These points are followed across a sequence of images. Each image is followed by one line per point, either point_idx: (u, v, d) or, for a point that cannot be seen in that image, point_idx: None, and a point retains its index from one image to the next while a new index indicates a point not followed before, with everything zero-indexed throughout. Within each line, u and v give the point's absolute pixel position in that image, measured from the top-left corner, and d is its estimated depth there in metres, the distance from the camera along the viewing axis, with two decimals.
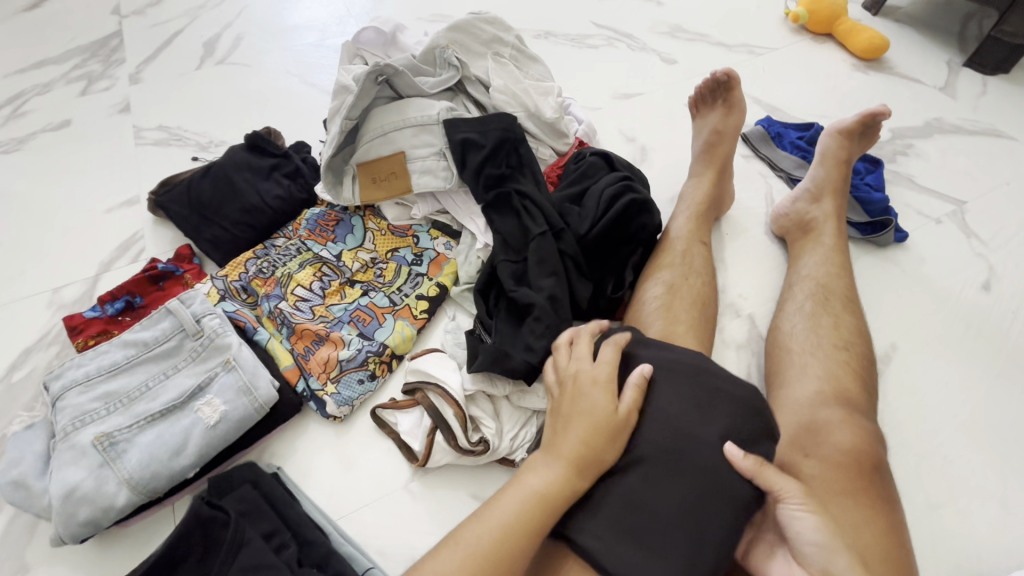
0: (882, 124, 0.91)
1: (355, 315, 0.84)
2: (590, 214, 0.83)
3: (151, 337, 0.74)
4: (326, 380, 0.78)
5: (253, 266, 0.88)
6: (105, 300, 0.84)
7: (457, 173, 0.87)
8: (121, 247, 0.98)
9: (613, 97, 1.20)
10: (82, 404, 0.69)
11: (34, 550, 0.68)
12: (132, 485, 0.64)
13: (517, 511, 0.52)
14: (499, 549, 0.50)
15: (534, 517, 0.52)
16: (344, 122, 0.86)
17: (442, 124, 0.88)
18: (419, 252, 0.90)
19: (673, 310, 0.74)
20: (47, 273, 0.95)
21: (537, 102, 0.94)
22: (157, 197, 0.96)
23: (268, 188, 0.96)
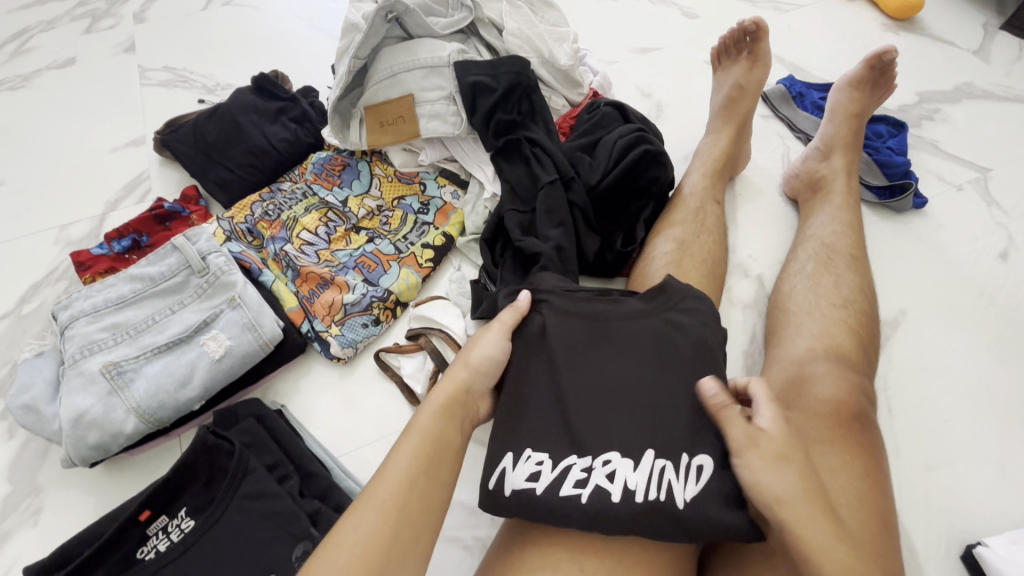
0: (895, 64, 0.89)
1: (361, 262, 0.83)
2: (602, 164, 0.81)
3: (157, 272, 0.74)
4: (331, 323, 0.78)
5: (260, 207, 0.88)
6: (111, 237, 0.84)
7: (467, 118, 0.85)
8: (127, 187, 0.98)
9: (631, 51, 1.16)
10: (90, 333, 0.69)
11: (46, 473, 0.70)
12: (140, 413, 0.66)
13: (418, 445, 0.51)
14: (411, 496, 0.48)
15: (432, 451, 0.51)
16: (352, 62, 0.84)
17: (452, 66, 0.85)
18: (426, 201, 0.89)
19: (684, 266, 0.72)
20: (54, 210, 0.95)
21: (552, 49, 0.90)
22: (163, 136, 0.95)
23: (275, 131, 0.94)
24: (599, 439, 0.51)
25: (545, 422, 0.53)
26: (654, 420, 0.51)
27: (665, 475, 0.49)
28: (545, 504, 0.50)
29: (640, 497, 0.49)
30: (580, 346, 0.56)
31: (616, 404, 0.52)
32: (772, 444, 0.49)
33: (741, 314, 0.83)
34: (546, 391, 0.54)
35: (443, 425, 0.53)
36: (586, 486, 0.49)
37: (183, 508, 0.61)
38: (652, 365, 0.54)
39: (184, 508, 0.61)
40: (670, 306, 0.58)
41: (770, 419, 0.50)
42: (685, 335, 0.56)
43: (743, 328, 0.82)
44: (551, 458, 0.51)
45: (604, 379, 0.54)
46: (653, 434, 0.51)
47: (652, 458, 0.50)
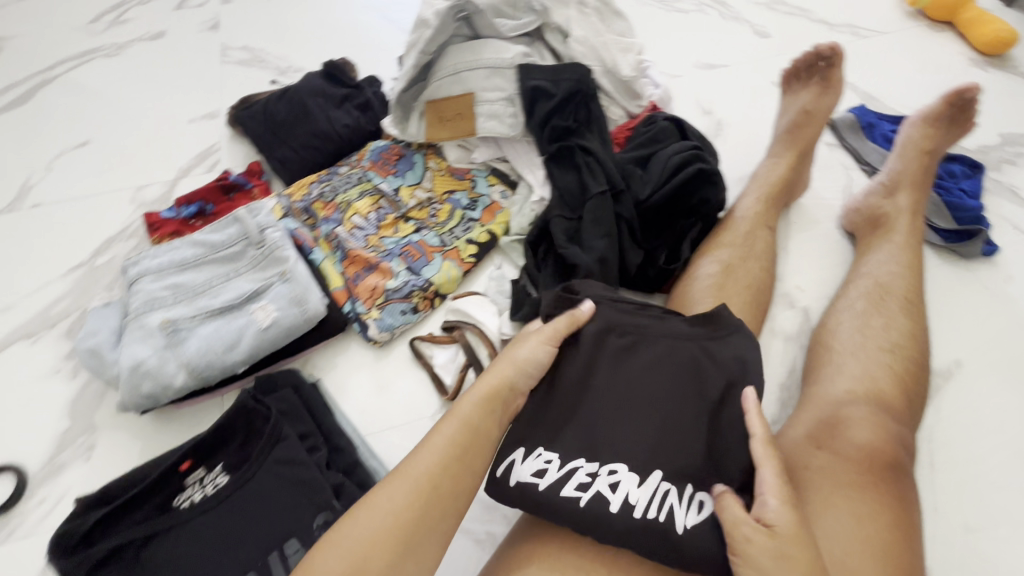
0: (975, 104, 0.85)
1: (406, 250, 0.86)
2: (654, 180, 0.81)
3: (219, 240, 0.79)
4: (371, 306, 0.81)
5: (317, 188, 0.92)
6: (181, 203, 0.92)
7: (524, 121, 0.86)
8: (199, 156, 1.04)
9: (696, 66, 1.14)
10: (153, 290, 0.74)
11: (102, 415, 0.76)
12: (189, 370, 0.70)
13: (458, 429, 0.52)
14: (443, 480, 0.49)
15: (471, 438, 0.52)
16: (419, 57, 0.85)
17: (515, 69, 0.86)
18: (475, 197, 0.91)
19: (726, 289, 0.71)
20: (133, 171, 1.02)
21: (616, 59, 0.90)
22: (238, 112, 1.02)
23: (339, 117, 0.99)
24: (610, 447, 0.52)
25: (560, 423, 0.54)
26: (668, 438, 0.52)
27: (667, 499, 0.50)
28: (546, 501, 0.51)
29: (637, 513, 0.49)
30: (610, 353, 0.57)
31: (634, 416, 0.53)
32: (776, 543, 0.45)
33: (781, 346, 0.81)
34: (573, 386, 0.56)
35: (483, 418, 0.53)
36: (586, 490, 0.50)
37: (220, 464, 0.65)
38: (677, 385, 0.55)
39: (220, 465, 0.65)
40: (712, 340, 0.57)
41: (768, 510, 0.48)
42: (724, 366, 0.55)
43: (782, 360, 0.80)
44: (560, 458, 0.52)
45: (629, 390, 0.55)
46: (665, 455, 0.52)
47: (659, 480, 0.50)
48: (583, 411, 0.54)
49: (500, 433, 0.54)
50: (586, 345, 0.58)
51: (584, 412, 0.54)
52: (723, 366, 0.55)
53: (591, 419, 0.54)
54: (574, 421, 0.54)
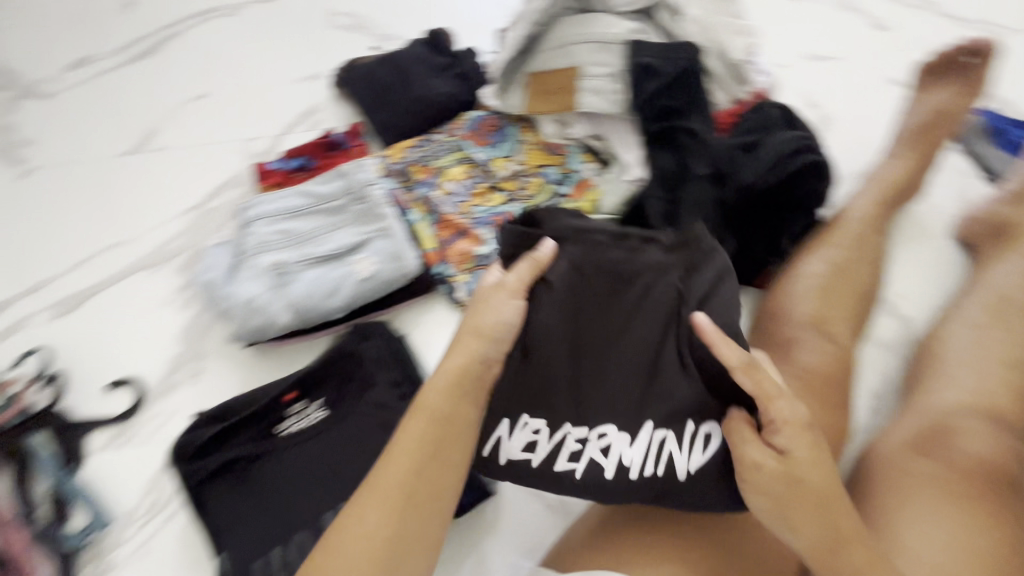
0: None
1: (495, 220, 0.88)
2: (760, 167, 0.78)
3: (326, 193, 0.83)
4: (461, 269, 0.84)
5: (414, 153, 0.94)
6: (288, 156, 0.98)
7: (627, 98, 0.85)
8: (303, 114, 1.09)
9: (809, 54, 1.07)
10: (266, 233, 0.80)
11: (208, 344, 0.82)
12: (293, 311, 0.75)
13: (423, 430, 0.55)
14: (414, 485, 0.54)
15: (438, 434, 0.55)
16: (528, 27, 0.86)
17: (624, 45, 0.85)
18: (567, 172, 0.91)
19: (830, 293, 0.72)
20: (243, 123, 1.08)
21: (727, 40, 0.88)
22: (345, 74, 1.06)
23: (438, 85, 1.01)
24: (603, 410, 0.58)
25: (541, 392, 0.58)
26: (656, 388, 0.57)
27: (666, 447, 0.56)
28: (540, 473, 0.58)
29: (632, 475, 0.56)
30: (587, 304, 0.60)
31: (619, 369, 0.58)
32: (779, 469, 0.51)
33: (877, 354, 0.77)
34: (562, 340, 0.59)
35: (454, 408, 0.56)
36: (579, 460, 0.57)
37: (319, 399, 0.71)
38: (658, 323, 0.58)
39: (320, 400, 0.71)
40: (687, 265, 0.59)
41: (784, 440, 0.52)
42: (700, 286, 0.59)
43: (875, 369, 0.76)
44: (547, 428, 0.58)
45: (615, 341, 0.59)
46: (655, 405, 0.57)
47: (651, 431, 0.57)
48: (574, 371, 0.59)
49: (476, 415, 0.57)
50: (569, 299, 0.60)
51: (574, 360, 0.59)
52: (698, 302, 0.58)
53: (578, 378, 0.59)
54: (564, 383, 0.59)
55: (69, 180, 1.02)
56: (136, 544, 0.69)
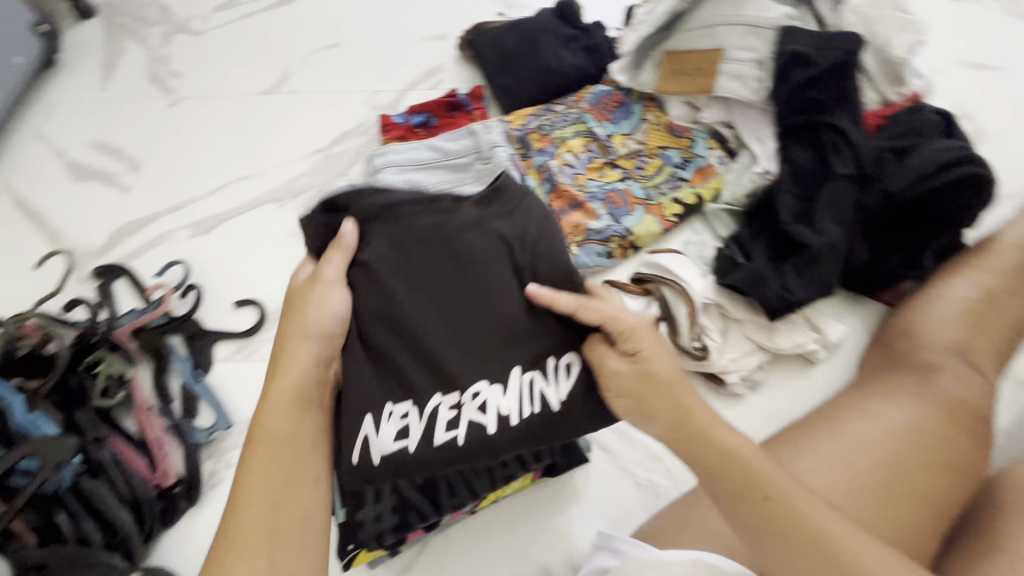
0: None
1: (609, 197, 0.87)
2: (912, 173, 0.73)
3: (452, 149, 0.85)
4: (571, 242, 0.84)
5: (535, 120, 0.95)
6: (411, 112, 1.00)
7: (769, 87, 0.82)
8: (426, 73, 1.11)
9: (968, 61, 0.98)
10: (394, 182, 0.84)
11: None
12: None
13: (269, 449, 0.54)
14: (277, 504, 0.52)
15: (287, 451, 0.54)
16: (675, 4, 0.84)
17: (776, 31, 0.81)
18: (689, 157, 0.89)
19: (980, 322, 0.67)
20: (369, 76, 1.12)
21: (890, 35, 0.81)
22: (472, 36, 1.07)
23: (566, 56, 1.00)
24: (466, 369, 0.55)
25: (398, 375, 0.55)
26: (513, 341, 0.56)
27: (535, 387, 0.55)
28: (422, 455, 0.53)
29: (513, 421, 0.54)
30: (422, 276, 0.57)
31: (479, 333, 0.56)
32: (637, 375, 0.55)
33: (1010, 392, 0.73)
34: (404, 322, 0.56)
35: (297, 426, 0.56)
36: (458, 426, 0.54)
37: None
38: (505, 279, 0.57)
39: None
40: (510, 213, 0.59)
41: (637, 348, 0.56)
42: (522, 232, 0.58)
43: (1005, 405, 0.72)
44: (415, 407, 0.54)
45: (464, 311, 0.57)
46: (517, 352, 0.56)
47: (520, 375, 0.55)
48: (427, 349, 0.55)
49: (323, 419, 0.57)
50: (395, 275, 0.57)
51: (425, 329, 0.56)
52: (524, 250, 0.58)
53: (439, 354, 0.55)
54: (422, 358, 0.55)
55: (209, 111, 1.10)
56: None
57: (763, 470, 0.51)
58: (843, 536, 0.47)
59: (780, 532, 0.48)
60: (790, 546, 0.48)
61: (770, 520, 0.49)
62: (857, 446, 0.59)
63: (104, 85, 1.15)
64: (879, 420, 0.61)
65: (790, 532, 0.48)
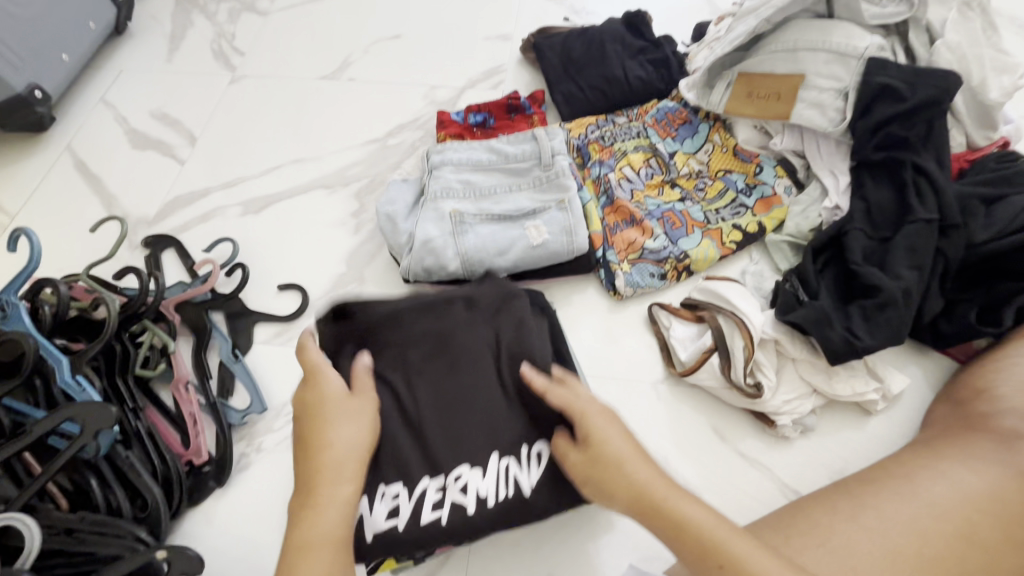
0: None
1: (666, 216, 0.84)
2: (997, 224, 0.70)
3: (512, 153, 0.84)
4: (624, 259, 0.81)
5: (596, 131, 0.93)
6: (471, 110, 0.98)
7: (850, 120, 0.78)
8: (486, 73, 1.10)
9: None
10: (450, 181, 0.82)
11: (371, 272, 0.86)
12: (464, 260, 0.76)
13: (326, 555, 0.51)
14: None
15: (339, 554, 0.52)
16: (758, 25, 0.81)
17: (865, 61, 0.77)
18: (754, 183, 0.85)
19: None
20: (429, 71, 1.11)
21: (986, 75, 0.77)
22: (537, 40, 1.05)
23: (632, 68, 0.98)
24: (454, 452, 0.60)
25: (401, 461, 0.60)
26: (496, 429, 0.61)
27: (508, 471, 0.60)
28: (410, 532, 0.58)
29: (491, 502, 0.59)
30: (423, 373, 0.64)
31: (466, 422, 0.61)
32: (595, 458, 0.54)
33: None
34: (406, 425, 0.62)
35: (343, 525, 0.53)
36: (442, 507, 0.58)
37: None
38: (489, 372, 0.64)
39: None
40: (494, 314, 0.67)
41: (601, 437, 0.55)
42: (504, 328, 0.66)
43: None
44: (405, 488, 0.59)
45: (459, 403, 0.62)
46: (499, 438, 0.61)
47: (497, 461, 0.60)
48: (422, 439, 0.61)
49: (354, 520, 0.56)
50: (404, 379, 0.63)
51: (414, 421, 0.61)
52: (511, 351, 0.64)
53: (432, 442, 0.60)
54: (418, 448, 0.61)
55: (268, 92, 1.10)
56: (283, 436, 0.75)
57: (716, 542, 0.49)
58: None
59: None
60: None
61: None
62: (931, 509, 0.56)
63: (170, 57, 1.16)
64: (955, 483, 0.58)
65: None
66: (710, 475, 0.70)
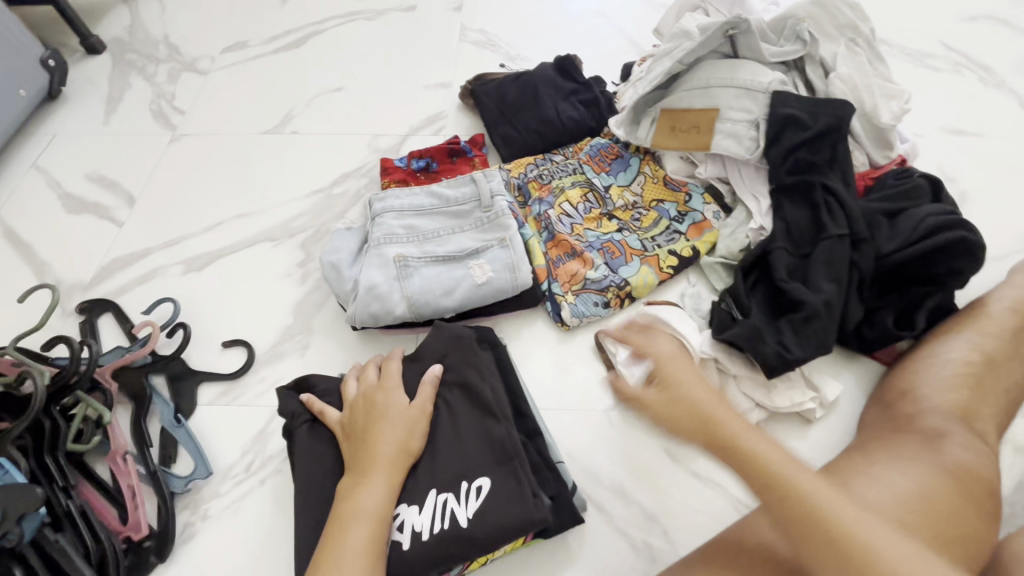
0: None
1: (605, 246, 0.87)
2: (901, 235, 0.75)
3: (452, 197, 0.86)
4: (568, 290, 0.84)
5: (534, 170, 0.97)
6: (413, 156, 1.01)
7: (763, 148, 0.84)
8: (428, 119, 1.13)
9: (943, 129, 1.03)
10: (392, 226, 0.83)
11: (319, 322, 0.86)
12: (409, 304, 0.77)
13: (366, 528, 0.58)
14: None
15: (377, 529, 0.58)
16: (672, 66, 0.87)
17: (769, 94, 0.84)
18: (685, 211, 0.90)
19: (981, 386, 0.67)
20: (372, 121, 1.14)
21: (877, 103, 0.84)
22: (474, 86, 1.09)
23: (565, 109, 1.03)
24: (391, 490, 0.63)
25: None
26: (439, 462, 0.64)
27: (448, 505, 0.62)
28: None
29: (426, 536, 0.60)
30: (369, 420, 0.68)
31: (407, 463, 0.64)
32: (670, 390, 0.55)
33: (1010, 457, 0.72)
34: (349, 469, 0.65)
35: (380, 504, 0.59)
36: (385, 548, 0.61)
37: None
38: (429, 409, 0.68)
39: None
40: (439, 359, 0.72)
41: (676, 372, 0.56)
42: (445, 373, 0.70)
43: (1009, 474, 0.71)
44: None
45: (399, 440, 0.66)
46: (438, 475, 0.63)
47: (435, 496, 0.62)
48: None
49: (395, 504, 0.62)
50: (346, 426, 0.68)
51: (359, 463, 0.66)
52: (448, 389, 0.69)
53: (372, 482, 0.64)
54: None
55: (210, 149, 1.10)
56: (230, 500, 0.72)
57: (786, 475, 0.49)
58: (855, 522, 0.47)
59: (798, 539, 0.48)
60: (812, 548, 0.47)
61: (786, 523, 0.49)
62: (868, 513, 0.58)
63: (107, 119, 1.15)
64: (889, 485, 0.60)
65: (812, 533, 0.47)
66: (664, 497, 0.71)
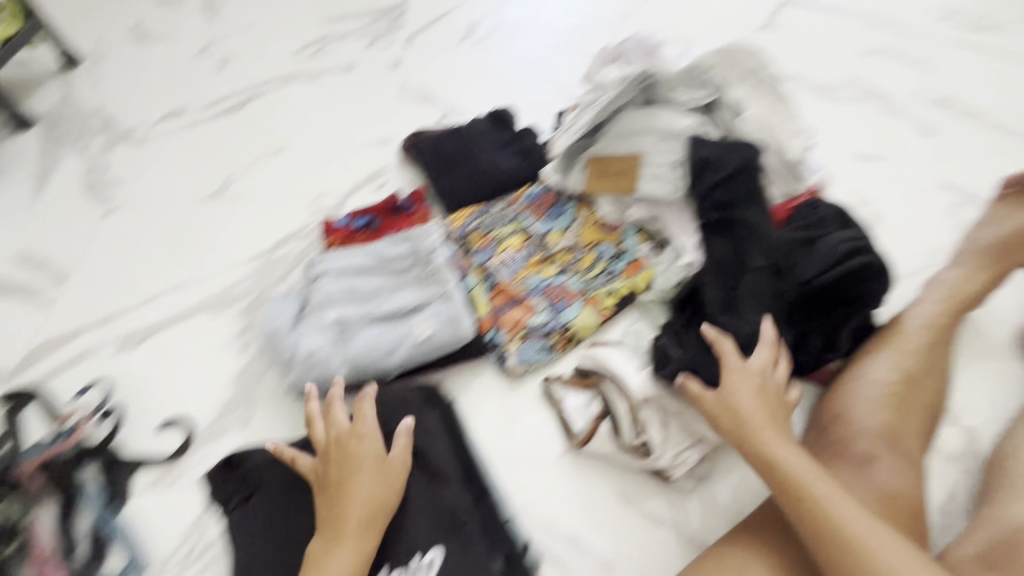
0: None
1: (547, 291, 0.89)
2: (818, 263, 0.79)
3: (393, 253, 0.87)
4: (513, 338, 0.85)
5: (474, 221, 0.98)
6: (354, 216, 1.02)
7: (686, 187, 0.89)
8: (368, 176, 1.15)
9: (854, 156, 1.10)
10: (332, 288, 0.83)
11: (261, 393, 0.84)
12: (354, 365, 0.77)
13: None
14: None
15: None
16: (596, 115, 0.92)
17: (687, 138, 0.89)
18: (621, 250, 0.94)
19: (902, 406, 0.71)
20: (312, 181, 1.14)
21: (785, 141, 0.90)
22: (412, 141, 1.11)
23: (501, 160, 1.06)
24: None
25: None
26: (394, 534, 0.68)
27: None
28: None
29: None
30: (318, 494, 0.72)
31: None
32: (731, 398, 0.70)
33: (941, 467, 0.77)
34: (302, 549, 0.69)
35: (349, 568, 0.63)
36: None
37: None
38: None
39: None
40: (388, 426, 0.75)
41: (735, 384, 0.71)
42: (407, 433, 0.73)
43: (941, 484, 0.76)
44: None
45: None
46: (393, 550, 0.68)
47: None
48: None
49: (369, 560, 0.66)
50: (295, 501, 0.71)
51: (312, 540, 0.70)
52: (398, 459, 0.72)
53: None
54: None
55: (145, 220, 1.08)
56: None
57: (797, 475, 0.64)
58: (845, 514, 0.60)
59: (811, 527, 0.61)
60: (802, 529, 0.61)
61: (791, 508, 0.63)
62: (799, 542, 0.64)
63: (36, 197, 1.12)
64: None
65: (808, 519, 0.61)
66: (619, 542, 0.72)
